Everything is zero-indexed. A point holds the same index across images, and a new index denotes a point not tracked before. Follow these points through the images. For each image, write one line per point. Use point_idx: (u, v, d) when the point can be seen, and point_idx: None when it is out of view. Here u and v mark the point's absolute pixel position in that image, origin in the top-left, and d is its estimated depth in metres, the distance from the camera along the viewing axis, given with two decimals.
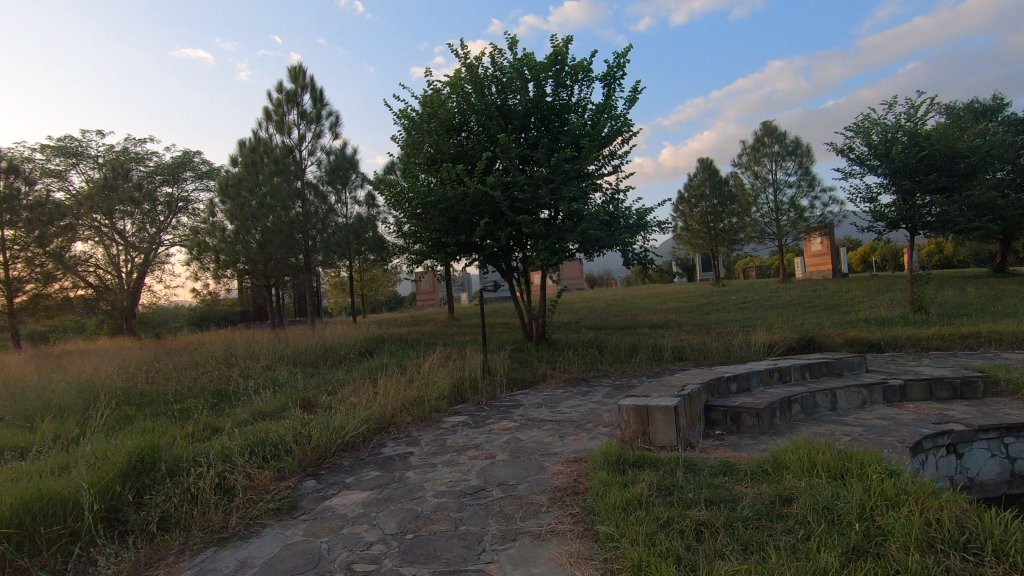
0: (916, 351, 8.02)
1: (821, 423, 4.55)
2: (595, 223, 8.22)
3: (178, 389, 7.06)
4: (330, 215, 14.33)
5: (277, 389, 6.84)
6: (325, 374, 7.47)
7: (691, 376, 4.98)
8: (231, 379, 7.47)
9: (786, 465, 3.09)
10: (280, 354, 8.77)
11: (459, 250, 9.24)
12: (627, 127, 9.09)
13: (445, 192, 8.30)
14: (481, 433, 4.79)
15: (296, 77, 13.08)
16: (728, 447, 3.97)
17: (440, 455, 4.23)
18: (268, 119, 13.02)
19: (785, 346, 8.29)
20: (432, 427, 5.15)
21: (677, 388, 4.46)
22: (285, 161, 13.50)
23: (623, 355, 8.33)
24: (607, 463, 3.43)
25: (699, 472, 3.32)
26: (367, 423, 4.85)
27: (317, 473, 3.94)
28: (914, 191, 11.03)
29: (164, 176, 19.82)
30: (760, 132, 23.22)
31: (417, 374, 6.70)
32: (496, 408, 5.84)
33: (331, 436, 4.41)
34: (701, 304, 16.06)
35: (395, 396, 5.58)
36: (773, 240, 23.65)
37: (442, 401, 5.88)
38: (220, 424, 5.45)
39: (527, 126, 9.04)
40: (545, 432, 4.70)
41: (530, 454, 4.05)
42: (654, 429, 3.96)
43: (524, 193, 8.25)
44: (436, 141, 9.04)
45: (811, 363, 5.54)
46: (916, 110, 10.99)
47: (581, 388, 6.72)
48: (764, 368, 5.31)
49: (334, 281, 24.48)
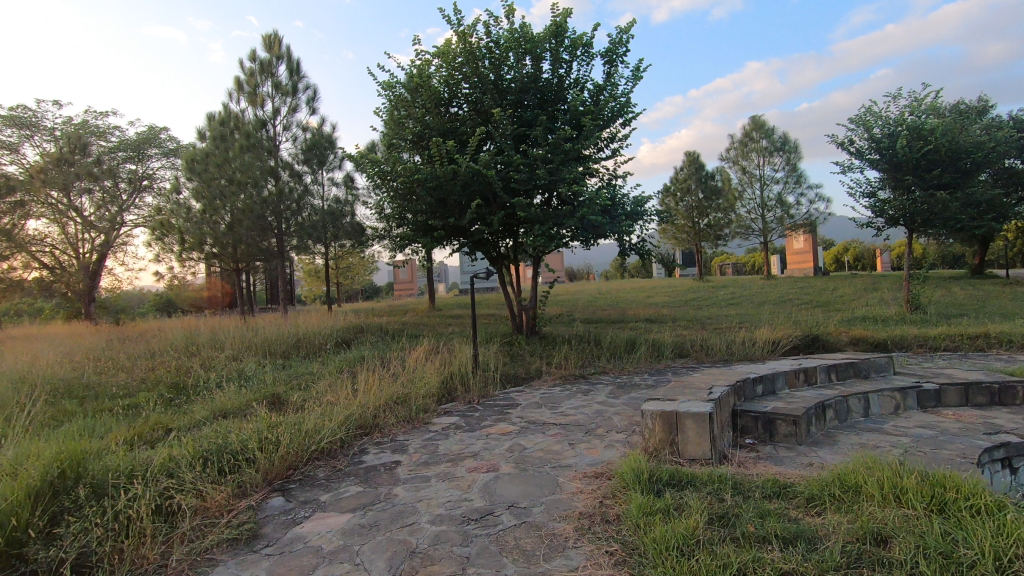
0: (925, 351, 7.69)
1: (860, 433, 4.07)
2: (596, 207, 7.63)
3: (130, 381, 6.29)
4: (307, 196, 13.18)
5: (243, 384, 6.14)
6: (297, 367, 6.79)
7: (713, 377, 4.46)
8: (191, 370, 6.73)
9: (862, 489, 2.57)
10: (247, 343, 8.02)
11: (447, 234, 8.57)
12: (629, 107, 8.49)
13: (434, 170, 7.59)
14: (477, 439, 4.19)
15: (271, 46, 12.14)
16: (768, 460, 3.45)
17: (433, 466, 3.62)
18: (239, 90, 12.08)
19: (790, 344, 7.88)
20: (421, 430, 4.53)
21: (704, 390, 3.94)
22: (258, 135, 12.37)
23: (621, 351, 7.81)
24: (640, 484, 2.89)
25: (750, 494, 2.78)
26: (345, 429, 4.20)
27: (286, 488, 3.29)
28: (915, 186, 10.65)
29: (128, 152, 18.52)
30: (748, 126, 22.98)
31: (401, 369, 6.07)
32: (490, 409, 5.27)
33: (303, 441, 3.75)
34: (690, 299, 15.74)
35: (377, 396, 4.96)
36: (758, 236, 23.59)
37: (430, 400, 5.27)
38: (172, 424, 4.76)
39: (522, 103, 8.39)
40: (551, 438, 4.13)
41: (539, 467, 3.46)
42: (684, 439, 3.43)
43: (520, 174, 7.63)
44: (424, 117, 8.32)
45: (838, 364, 5.06)
46: (919, 103, 10.64)
47: (581, 386, 6.17)
48: (790, 369, 4.81)
49: (308, 268, 23.48)
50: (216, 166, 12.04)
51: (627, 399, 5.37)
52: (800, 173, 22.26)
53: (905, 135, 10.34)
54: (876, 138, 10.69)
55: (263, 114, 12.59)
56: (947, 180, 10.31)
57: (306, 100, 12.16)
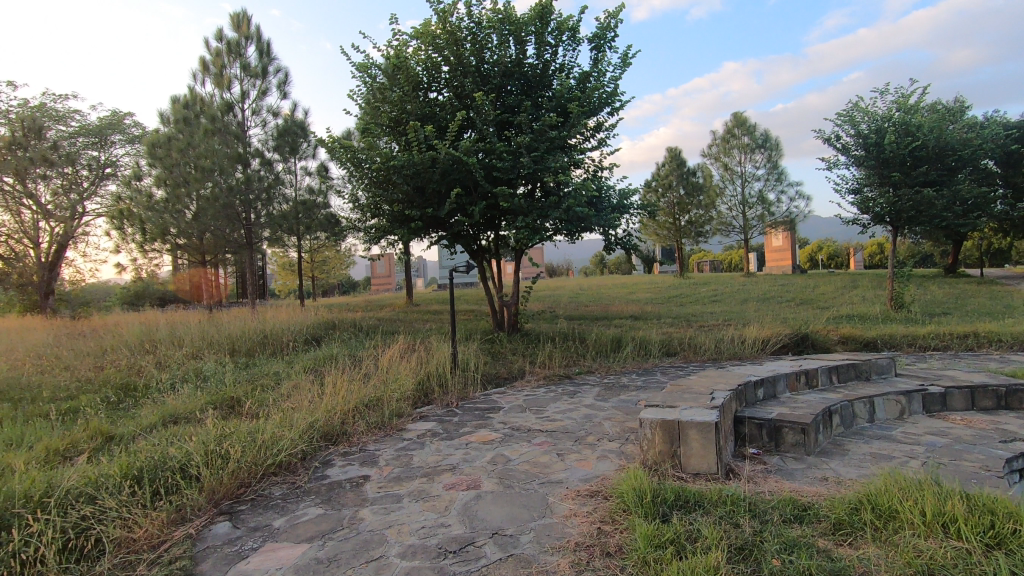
0: (915, 350, 7.52)
1: (868, 441, 3.78)
2: (582, 199, 7.26)
3: (75, 382, 5.72)
4: (279, 186, 12.53)
5: (200, 385, 5.64)
6: (262, 367, 6.29)
7: (712, 380, 4.13)
8: (144, 370, 6.17)
9: (900, 515, 2.25)
10: (209, 339, 7.48)
11: (425, 225, 8.13)
12: (616, 95, 8.12)
13: (411, 157, 7.12)
14: (455, 449, 3.79)
15: (239, 24, 11.48)
16: (779, 474, 3.13)
17: (406, 482, 3.20)
18: (204, 71, 11.39)
19: (779, 343, 7.66)
20: (394, 438, 4.10)
21: (704, 395, 3.60)
22: (225, 119, 11.61)
23: (608, 350, 7.49)
24: (642, 508, 2.53)
25: (767, 519, 2.44)
26: (307, 439, 3.76)
27: (234, 510, 2.84)
28: (901, 183, 10.54)
29: (89, 138, 17.42)
30: (730, 122, 22.90)
31: (373, 369, 5.62)
32: (470, 412, 4.88)
33: (257, 455, 3.31)
34: (673, 295, 15.53)
35: (346, 400, 4.52)
36: (738, 233, 23.59)
37: (405, 404, 4.85)
38: (115, 431, 4.26)
39: (505, 89, 7.96)
40: (536, 448, 3.75)
41: (525, 484, 3.08)
42: (687, 452, 3.08)
43: (503, 162, 7.23)
44: (401, 101, 7.81)
45: (839, 365, 4.78)
46: (907, 98, 10.50)
47: (566, 388, 5.81)
48: (791, 370, 4.51)
49: (282, 261, 22.71)
50: (179, 151, 11.29)
51: (617, 402, 5.04)
52: (781, 170, 22.27)
53: (894, 131, 10.18)
54: (864, 133, 10.53)
55: (230, 97, 11.88)
56: (934, 177, 10.22)
57: (277, 83, 11.52)
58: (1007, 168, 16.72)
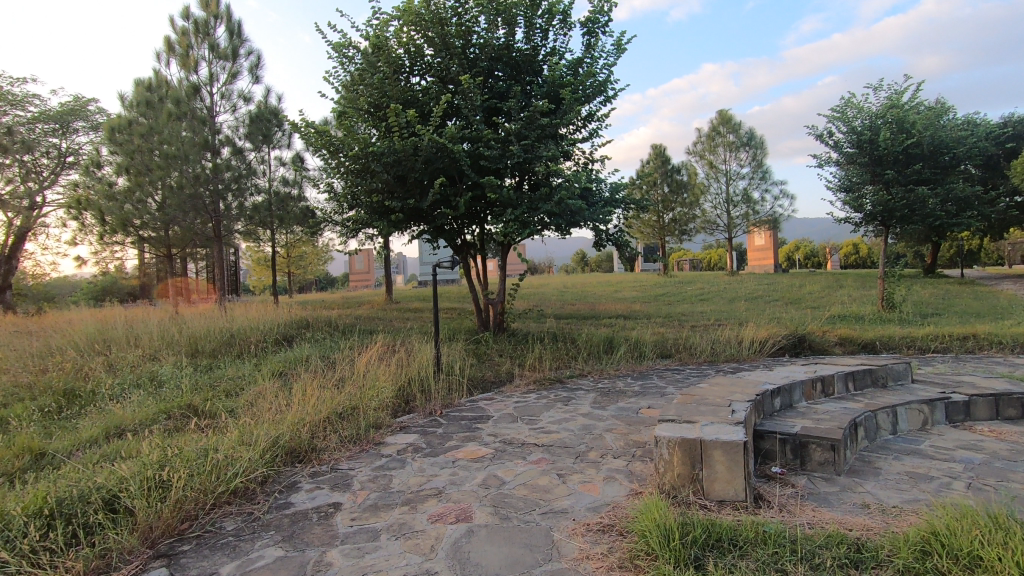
0: (915, 352, 7.29)
1: (899, 457, 3.42)
2: (574, 191, 6.82)
3: (9, 388, 5.08)
4: (251, 176, 11.83)
5: (155, 390, 5.09)
6: (226, 369, 5.75)
7: (726, 389, 3.73)
8: (92, 374, 5.56)
9: (988, 565, 1.88)
10: (169, 339, 6.89)
11: (406, 218, 7.62)
12: (610, 83, 7.68)
13: (391, 144, 6.62)
14: (441, 468, 3.33)
15: (207, 2, 10.77)
16: (813, 499, 2.74)
17: (384, 512, 2.73)
18: (169, 51, 10.69)
19: (776, 344, 7.34)
20: (370, 456, 3.61)
21: (724, 408, 3.20)
22: (191, 103, 10.87)
23: (599, 352, 7.08)
24: (671, 553, 2.11)
25: (820, 565, 2.04)
26: (269, 459, 3.27)
27: (174, 552, 2.34)
28: (893, 182, 10.35)
29: (49, 125, 16.37)
30: (715, 120, 22.73)
31: (348, 374, 5.12)
32: (457, 422, 4.43)
33: (206, 480, 2.81)
34: (660, 294, 15.25)
35: (315, 410, 4.02)
36: (723, 231, 23.48)
37: (384, 413, 4.38)
38: (46, 447, 3.70)
39: (493, 73, 7.48)
40: (533, 467, 3.30)
41: (525, 513, 2.64)
42: (711, 476, 2.67)
43: (490, 150, 6.78)
44: (380, 83, 7.26)
45: (855, 370, 4.43)
46: (901, 95, 10.29)
47: (559, 393, 5.37)
48: (807, 377, 4.14)
49: (257, 256, 21.91)
50: (140, 136, 10.50)
51: (615, 410, 4.63)
52: (766, 169, 22.19)
53: (888, 127, 9.97)
54: (857, 129, 10.30)
55: (198, 80, 11.15)
56: (928, 175, 10.04)
57: (248, 66, 10.85)
58: (988, 170, 16.79)
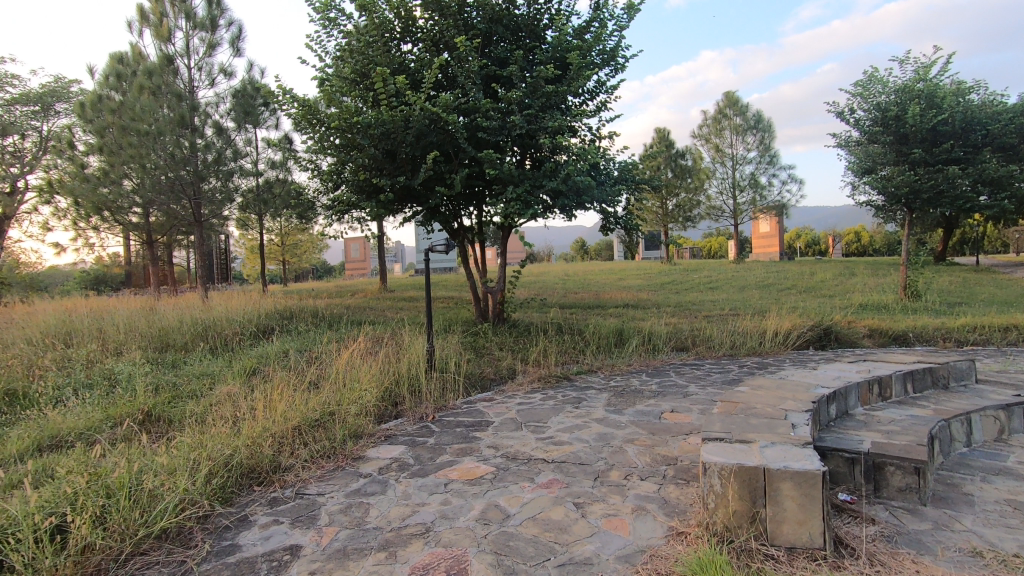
0: (953, 346, 6.67)
1: (989, 478, 2.80)
2: (583, 166, 6.16)
3: None
4: (235, 157, 11.04)
5: (110, 392, 4.46)
6: (193, 366, 5.12)
7: (773, 395, 3.11)
8: (42, 372, 4.92)
9: None
10: (136, 331, 6.24)
11: (397, 198, 6.95)
12: (620, 50, 6.98)
13: (379, 114, 5.92)
14: (431, 494, 2.71)
15: None
16: (907, 545, 2.12)
17: (353, 563, 2.10)
18: (142, 20, 9.96)
19: (800, 337, 6.72)
20: (345, 477, 2.97)
21: (780, 421, 2.58)
22: (166, 76, 10.10)
23: (608, 345, 6.46)
24: None
25: None
26: (217, 486, 2.64)
27: None
28: (920, 162, 9.70)
29: (29, 106, 15.56)
30: (722, 102, 21.94)
31: (328, 374, 4.50)
32: (451, 430, 3.81)
33: (125, 521, 2.19)
34: (667, 282, 14.61)
35: (282, 419, 3.41)
36: (728, 218, 22.80)
37: (367, 420, 3.76)
38: None
39: (492, 39, 6.77)
40: (543, 493, 2.68)
41: (538, 566, 2.02)
42: (778, 515, 2.06)
43: (490, 121, 6.09)
44: (367, 49, 6.54)
45: (914, 370, 3.81)
46: (929, 68, 9.56)
47: (568, 393, 4.76)
48: (862, 378, 3.52)
49: (250, 245, 21.25)
50: (110, 112, 9.69)
51: (634, 415, 4.03)
52: (774, 153, 21.48)
53: (916, 103, 9.26)
54: (881, 105, 9.63)
55: (173, 51, 10.38)
56: (958, 154, 9.39)
57: (229, 38, 10.09)
58: None
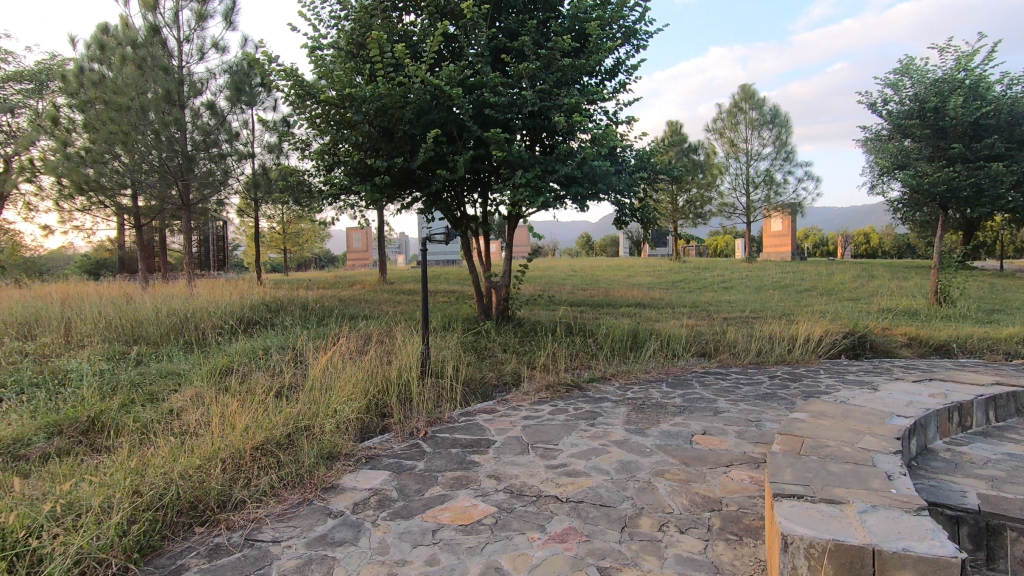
0: (1001, 359, 6.05)
1: None
2: (601, 150, 5.53)
3: None
4: (229, 138, 10.44)
5: (56, 393, 3.89)
6: (160, 364, 4.56)
7: (844, 427, 2.51)
8: None
9: None
10: (104, 322, 5.67)
11: (395, 182, 6.36)
12: (642, 24, 6.33)
13: (374, 87, 5.30)
14: (416, 547, 2.13)
15: None
16: None
17: None
18: None
19: (832, 344, 6.12)
20: (310, 516, 2.39)
21: (870, 469, 1.98)
22: (154, 50, 9.49)
23: (622, 349, 5.84)
24: None
25: None
26: (140, 533, 2.08)
27: None
28: (958, 158, 9.04)
29: (23, 85, 14.96)
30: (737, 95, 21.25)
31: (306, 379, 3.93)
32: (445, 451, 3.22)
33: None
34: (678, 281, 13.98)
35: (243, 436, 2.84)
36: (741, 216, 22.11)
37: (347, 438, 3.18)
38: None
39: (502, 8, 6.14)
40: (558, 550, 2.09)
41: None
42: None
43: (498, 98, 5.48)
44: (365, 17, 5.92)
45: (997, 395, 3.20)
46: (972, 56, 8.88)
47: (581, 406, 4.17)
48: (941, 405, 2.93)
49: (248, 233, 20.68)
50: (92, 85, 9.07)
51: (660, 436, 3.44)
52: (790, 149, 20.81)
53: (958, 94, 8.61)
54: (918, 96, 8.97)
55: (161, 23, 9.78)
56: (1002, 150, 8.71)
57: (222, 10, 9.49)
58: None
